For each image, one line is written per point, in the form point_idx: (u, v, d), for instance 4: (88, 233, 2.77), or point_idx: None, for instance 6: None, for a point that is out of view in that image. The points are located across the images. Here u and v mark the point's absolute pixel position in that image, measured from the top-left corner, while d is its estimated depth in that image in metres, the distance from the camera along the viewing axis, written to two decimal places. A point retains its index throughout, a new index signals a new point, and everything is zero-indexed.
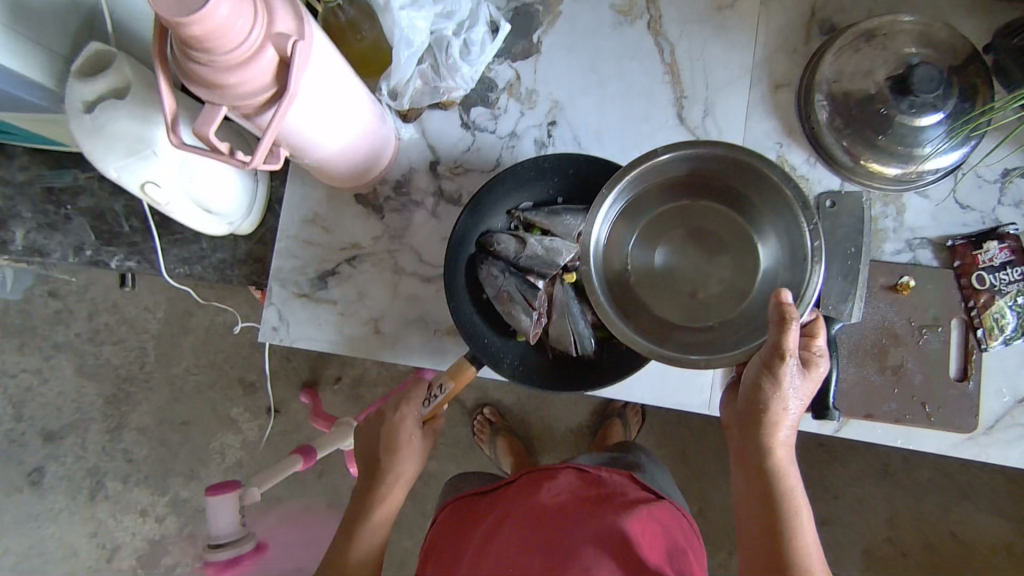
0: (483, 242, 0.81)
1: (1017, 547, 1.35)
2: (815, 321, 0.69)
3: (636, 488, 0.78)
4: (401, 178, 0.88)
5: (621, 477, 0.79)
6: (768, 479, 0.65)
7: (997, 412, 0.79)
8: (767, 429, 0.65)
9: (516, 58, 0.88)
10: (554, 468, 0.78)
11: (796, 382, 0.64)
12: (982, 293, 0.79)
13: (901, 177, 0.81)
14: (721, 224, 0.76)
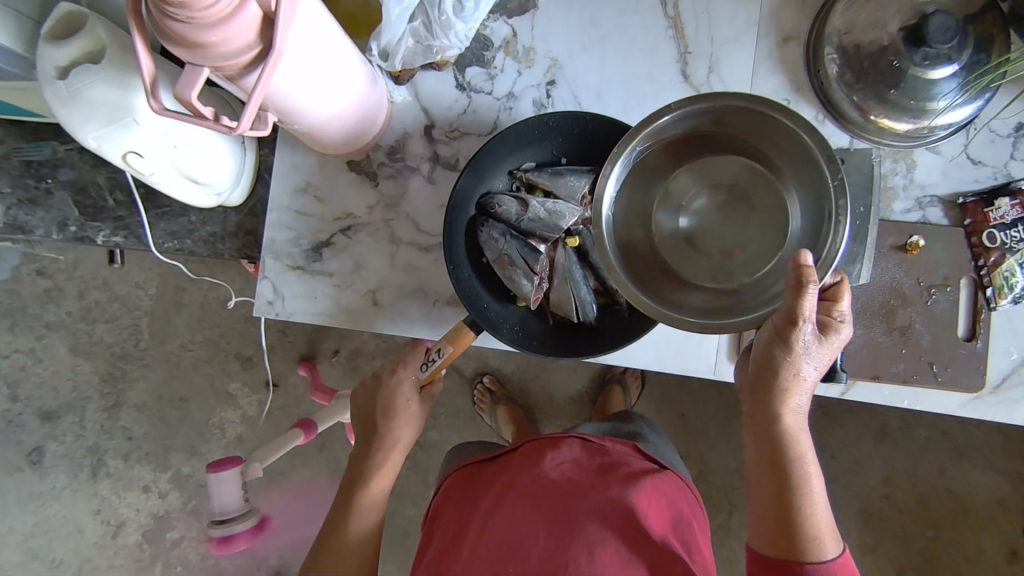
0: (483, 205, 0.79)
1: (1012, 501, 1.36)
2: (840, 283, 0.65)
3: (640, 458, 0.78)
4: (395, 143, 0.85)
5: (625, 448, 0.79)
6: (779, 445, 0.65)
7: (1005, 371, 0.78)
8: (779, 396, 0.64)
9: (512, 14, 0.83)
10: (558, 437, 0.78)
11: (812, 349, 0.62)
12: (993, 252, 0.77)
13: (912, 133, 0.78)
14: (746, 184, 0.72)
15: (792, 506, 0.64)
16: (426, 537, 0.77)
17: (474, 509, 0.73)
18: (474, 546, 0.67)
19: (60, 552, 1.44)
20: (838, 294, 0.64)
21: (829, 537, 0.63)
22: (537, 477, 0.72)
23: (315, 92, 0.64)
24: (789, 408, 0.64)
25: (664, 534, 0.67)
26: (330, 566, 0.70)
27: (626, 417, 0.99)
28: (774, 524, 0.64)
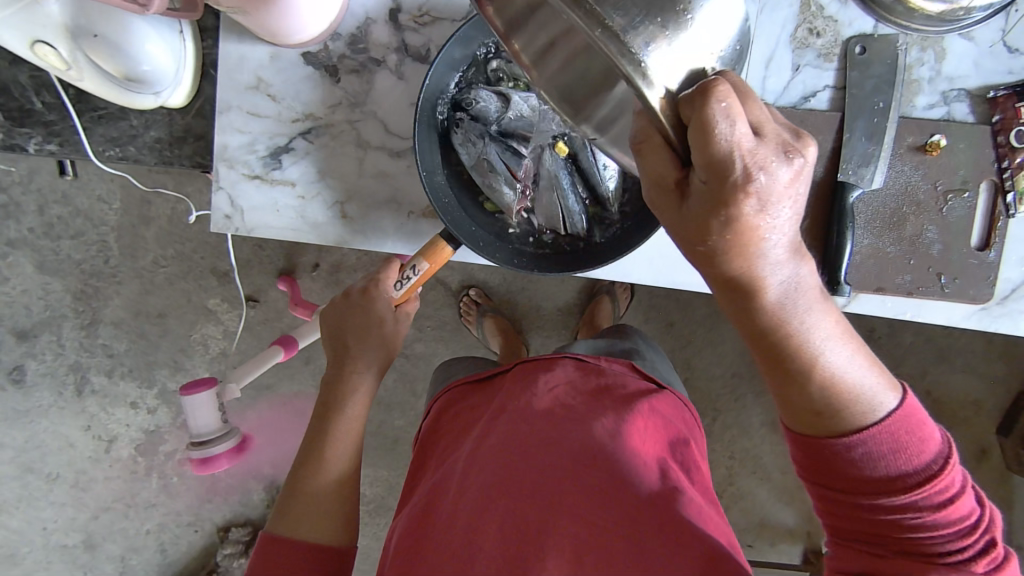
0: (460, 100, 0.69)
1: (988, 404, 1.39)
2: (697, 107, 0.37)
3: (636, 377, 0.76)
4: (356, 31, 0.73)
5: (620, 366, 0.77)
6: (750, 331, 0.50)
7: (1014, 281, 0.73)
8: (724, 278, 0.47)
9: None
10: (551, 359, 0.75)
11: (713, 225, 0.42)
12: (1018, 153, 0.71)
13: (945, 15, 0.69)
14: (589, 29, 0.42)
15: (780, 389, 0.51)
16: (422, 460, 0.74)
17: (468, 433, 0.70)
18: (461, 473, 0.64)
19: (55, 466, 1.41)
20: (696, 132, 0.38)
21: (854, 406, 0.49)
22: (518, 409, 0.68)
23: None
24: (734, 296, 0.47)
25: (659, 457, 0.66)
26: (311, 496, 0.67)
27: (623, 336, 0.94)
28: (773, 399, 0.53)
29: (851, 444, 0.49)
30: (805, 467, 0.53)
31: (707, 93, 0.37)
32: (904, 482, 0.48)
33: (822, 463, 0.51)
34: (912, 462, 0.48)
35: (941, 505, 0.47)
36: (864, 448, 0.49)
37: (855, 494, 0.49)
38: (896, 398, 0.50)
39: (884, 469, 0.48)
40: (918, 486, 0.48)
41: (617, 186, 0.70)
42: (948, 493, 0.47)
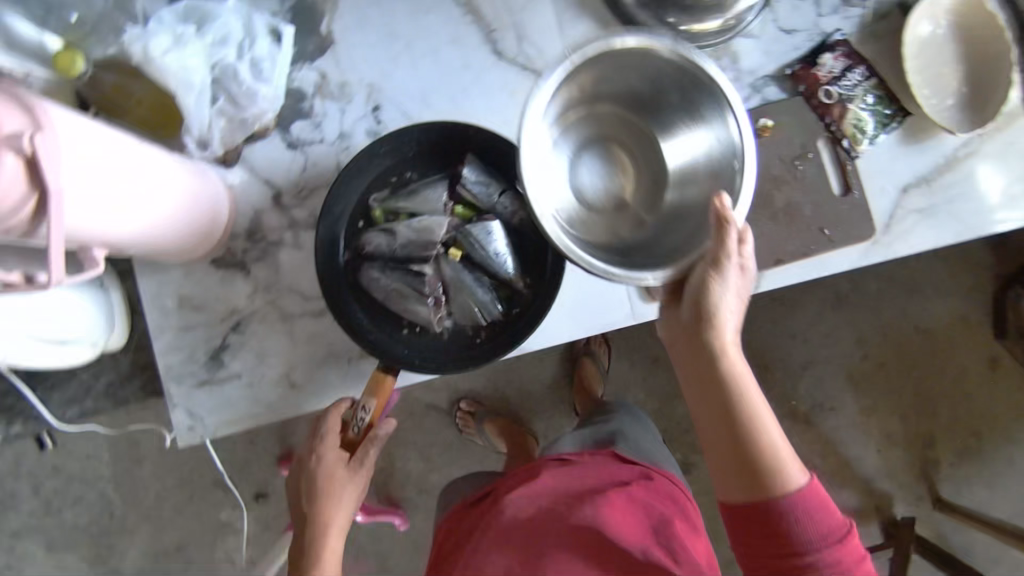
0: (354, 248, 0.77)
1: (972, 302, 1.72)
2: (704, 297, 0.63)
3: (618, 463, 0.79)
4: (250, 225, 0.82)
5: (603, 456, 0.80)
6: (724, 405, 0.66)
7: (888, 209, 0.81)
8: (708, 336, 0.64)
9: (313, 59, 0.82)
10: (535, 466, 0.80)
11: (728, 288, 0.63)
12: (834, 106, 0.80)
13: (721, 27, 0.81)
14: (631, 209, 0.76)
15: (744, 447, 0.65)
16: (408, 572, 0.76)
17: (464, 557, 0.73)
18: None
19: None
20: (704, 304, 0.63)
21: (788, 479, 0.64)
22: (507, 525, 0.73)
23: (102, 200, 0.58)
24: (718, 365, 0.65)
25: (642, 542, 0.69)
26: None
27: (606, 417, 0.97)
28: (729, 463, 0.66)
29: (789, 509, 0.63)
30: (745, 528, 0.65)
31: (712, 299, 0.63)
32: (826, 540, 0.62)
33: (766, 531, 0.64)
34: (824, 532, 0.62)
35: (853, 561, 0.62)
36: (795, 513, 0.63)
37: (788, 551, 0.63)
38: (806, 478, 0.65)
39: (811, 535, 0.62)
40: (831, 543, 0.62)
41: (515, 267, 0.77)
42: (858, 552, 0.63)
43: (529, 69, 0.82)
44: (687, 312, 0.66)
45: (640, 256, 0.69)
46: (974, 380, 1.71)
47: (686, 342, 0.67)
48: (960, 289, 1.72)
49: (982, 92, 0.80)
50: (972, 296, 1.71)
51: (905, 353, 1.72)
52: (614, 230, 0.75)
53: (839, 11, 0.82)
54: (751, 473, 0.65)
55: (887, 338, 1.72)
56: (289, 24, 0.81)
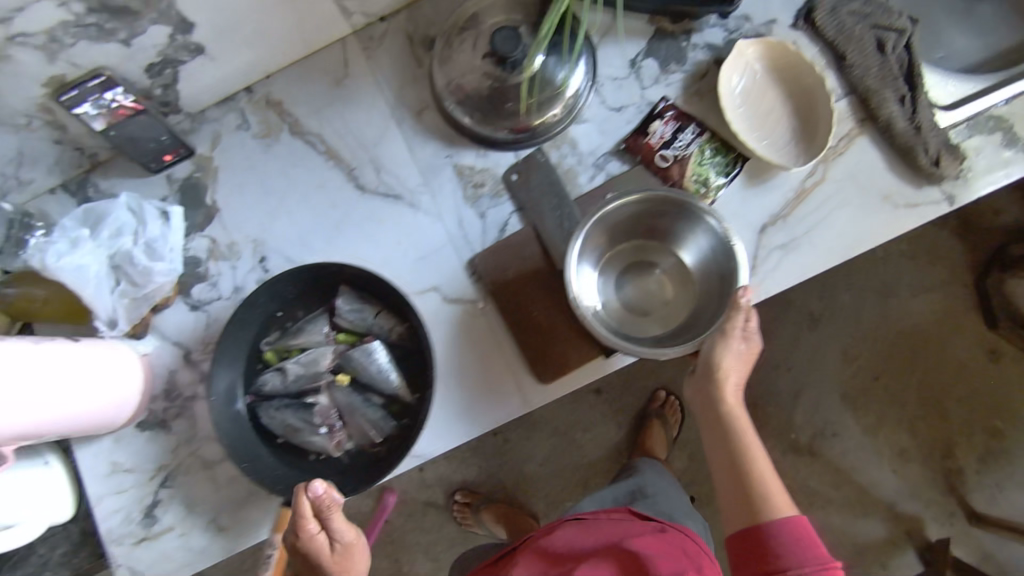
0: (254, 389, 0.83)
1: (950, 293, 1.66)
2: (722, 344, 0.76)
3: (639, 521, 0.83)
4: (167, 384, 0.89)
5: (622, 515, 0.84)
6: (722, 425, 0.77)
7: (748, 253, 0.83)
8: (718, 402, 0.77)
9: (203, 227, 0.91)
10: (560, 523, 0.83)
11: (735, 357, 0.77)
12: (671, 168, 0.84)
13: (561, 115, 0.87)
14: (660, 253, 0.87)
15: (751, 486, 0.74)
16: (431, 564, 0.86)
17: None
18: None
19: None
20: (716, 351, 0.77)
21: (781, 511, 0.72)
22: (547, 551, 0.78)
23: (11, 403, 0.65)
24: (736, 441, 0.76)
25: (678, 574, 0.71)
26: None
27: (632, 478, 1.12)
28: (734, 490, 0.75)
29: (777, 531, 0.70)
30: (739, 543, 0.72)
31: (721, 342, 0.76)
32: (807, 561, 0.68)
33: (754, 542, 0.71)
34: (813, 555, 0.68)
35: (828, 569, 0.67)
36: (779, 536, 0.70)
37: (769, 556, 0.69)
38: (792, 510, 0.72)
39: (796, 558, 0.68)
40: (817, 562, 0.67)
41: (398, 382, 0.82)
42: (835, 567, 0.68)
43: (391, 196, 0.89)
44: (731, 345, 0.75)
45: (688, 338, 0.83)
46: (977, 374, 1.64)
47: (697, 378, 0.79)
48: (937, 280, 1.66)
49: (809, 122, 0.84)
50: (951, 286, 1.66)
51: (902, 359, 1.66)
52: (677, 311, 0.88)
53: (660, 81, 0.88)
54: (749, 497, 0.74)
55: (874, 346, 1.66)
56: (177, 204, 0.91)
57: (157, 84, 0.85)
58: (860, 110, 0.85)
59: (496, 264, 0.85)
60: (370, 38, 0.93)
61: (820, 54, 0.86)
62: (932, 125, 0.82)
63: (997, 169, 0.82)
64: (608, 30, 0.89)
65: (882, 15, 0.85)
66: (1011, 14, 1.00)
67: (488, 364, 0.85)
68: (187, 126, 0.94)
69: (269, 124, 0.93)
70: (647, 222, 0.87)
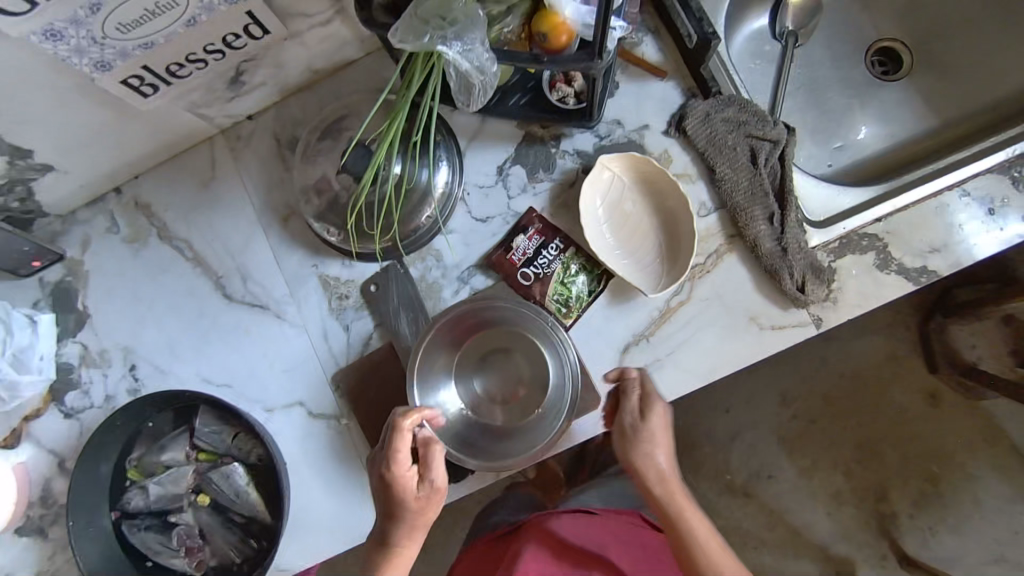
0: (120, 507, 0.83)
1: (902, 351, 1.45)
2: (651, 413, 0.73)
3: (647, 529, 0.98)
4: (42, 491, 0.88)
5: (633, 519, 0.99)
6: (661, 502, 0.74)
7: (612, 373, 0.81)
8: (651, 478, 0.74)
9: (75, 332, 0.90)
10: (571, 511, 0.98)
11: (660, 434, 0.73)
12: (534, 286, 0.82)
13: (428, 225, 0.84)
14: (509, 345, 0.81)
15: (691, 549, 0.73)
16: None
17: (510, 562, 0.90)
18: None
19: None
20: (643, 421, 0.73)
21: (736, 573, 0.72)
22: (555, 536, 0.93)
23: None
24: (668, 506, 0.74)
25: None
26: None
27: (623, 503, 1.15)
28: (680, 556, 0.73)
29: None
30: None
31: (648, 412, 0.73)
32: None
33: None
34: None
35: None
36: None
37: None
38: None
39: None
40: None
41: (257, 501, 0.82)
42: None
43: (257, 306, 0.88)
44: (641, 438, 0.73)
45: (528, 439, 0.78)
46: (916, 419, 1.43)
47: (628, 456, 0.74)
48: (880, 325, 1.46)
49: (675, 237, 0.81)
50: (893, 330, 1.45)
51: (843, 409, 1.45)
52: (537, 374, 0.80)
53: (528, 190, 0.85)
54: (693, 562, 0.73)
55: (812, 392, 1.45)
56: (48, 310, 0.90)
57: (11, 199, 0.84)
58: (731, 225, 0.81)
59: (359, 381, 0.85)
60: (237, 138, 0.90)
61: (690, 165, 0.82)
62: (799, 246, 0.79)
63: (868, 290, 0.79)
64: (477, 134, 0.86)
65: (755, 124, 0.81)
66: (917, 101, 0.96)
67: (354, 477, 0.85)
68: (58, 228, 0.92)
69: (138, 228, 0.91)
70: (467, 313, 0.80)
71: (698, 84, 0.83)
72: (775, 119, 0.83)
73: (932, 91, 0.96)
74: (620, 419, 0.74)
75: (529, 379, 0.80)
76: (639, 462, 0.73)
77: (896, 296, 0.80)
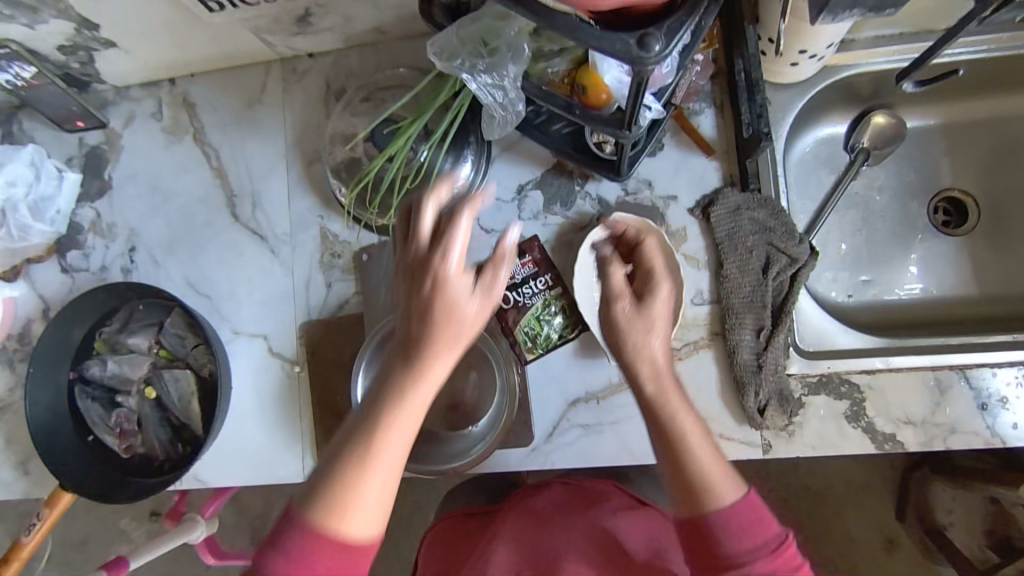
0: (78, 370, 0.88)
1: (875, 485, 1.39)
2: (655, 290, 0.61)
3: (623, 494, 0.85)
4: (22, 330, 0.95)
5: (608, 485, 0.87)
6: (651, 411, 0.59)
7: (552, 419, 0.82)
8: (642, 373, 0.59)
9: (94, 199, 0.96)
10: (541, 484, 0.88)
11: (652, 314, 0.60)
12: (509, 311, 0.83)
13: None
14: (463, 353, 0.82)
15: (681, 468, 0.57)
16: (293, 553, 0.50)
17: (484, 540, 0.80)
18: None
19: None
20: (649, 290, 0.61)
21: (728, 486, 0.57)
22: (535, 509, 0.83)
23: None
24: (654, 411, 0.58)
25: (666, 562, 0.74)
26: None
27: None
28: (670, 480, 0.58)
29: (722, 520, 0.56)
30: (693, 553, 0.58)
31: (654, 287, 0.61)
32: (764, 553, 0.56)
33: (704, 550, 0.57)
34: (761, 546, 0.56)
35: (794, 567, 0.57)
36: (720, 522, 0.56)
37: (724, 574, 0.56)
38: (741, 491, 0.57)
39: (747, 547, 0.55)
40: (778, 557, 0.56)
41: (196, 412, 0.88)
42: (795, 559, 0.57)
43: (256, 234, 0.91)
44: (635, 321, 0.60)
45: (454, 448, 0.79)
46: (861, 557, 1.39)
47: (614, 343, 0.61)
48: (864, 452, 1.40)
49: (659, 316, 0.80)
50: (873, 462, 1.39)
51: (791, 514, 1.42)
52: (479, 399, 0.81)
53: (538, 217, 0.85)
54: (683, 484, 0.57)
55: (769, 492, 1.42)
56: (76, 170, 0.95)
57: (73, 61, 0.88)
58: (718, 323, 0.80)
59: (322, 338, 0.88)
60: (293, 71, 0.92)
61: (702, 250, 0.81)
62: (775, 369, 0.77)
63: (827, 436, 0.77)
64: (509, 146, 0.86)
65: (781, 235, 0.79)
66: (965, 263, 0.91)
67: (287, 423, 0.88)
68: (109, 97, 0.96)
69: (178, 123, 0.94)
70: None
71: (740, 174, 0.81)
72: (803, 237, 0.80)
73: (984, 258, 0.91)
74: (614, 303, 0.61)
75: (477, 388, 0.81)
76: (630, 347, 0.59)
77: (856, 452, 0.77)
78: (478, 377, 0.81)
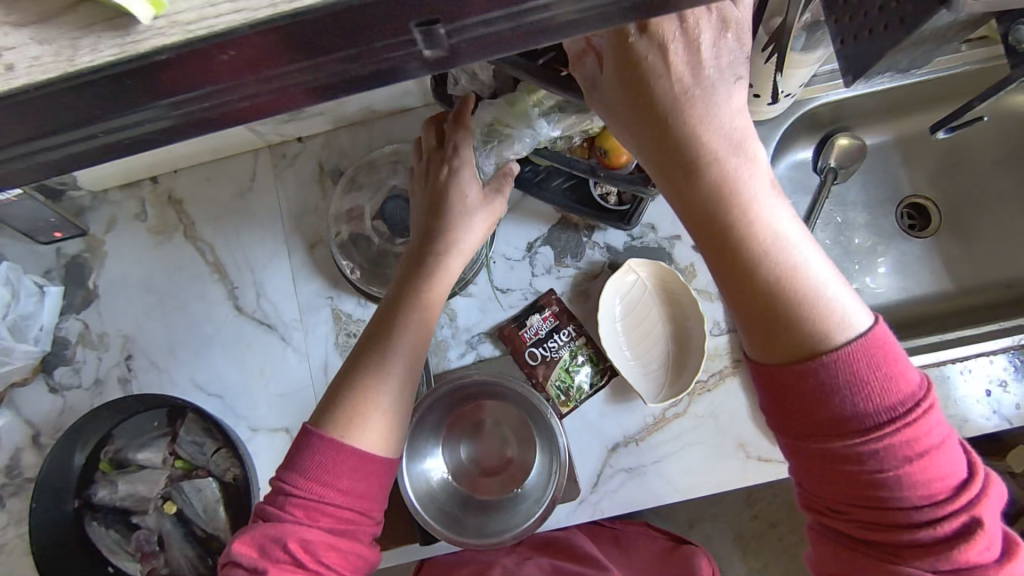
0: (84, 496, 0.82)
1: None
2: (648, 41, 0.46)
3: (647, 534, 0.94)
4: (9, 461, 0.87)
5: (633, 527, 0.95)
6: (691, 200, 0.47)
7: (596, 468, 0.82)
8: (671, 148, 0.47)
9: (79, 310, 0.91)
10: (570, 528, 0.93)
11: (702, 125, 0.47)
12: (538, 367, 0.83)
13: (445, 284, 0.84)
14: (494, 416, 0.83)
15: (762, 297, 0.47)
16: (302, 499, 0.54)
17: None
18: None
19: None
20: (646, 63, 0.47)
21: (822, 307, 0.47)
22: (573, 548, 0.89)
23: None
24: (694, 182, 0.47)
25: None
26: None
27: None
28: (759, 334, 0.48)
29: (831, 368, 0.46)
30: (778, 400, 0.48)
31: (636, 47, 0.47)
32: (890, 416, 0.46)
33: (810, 414, 0.47)
34: (882, 402, 0.46)
35: (920, 440, 0.46)
36: (829, 375, 0.46)
37: (834, 441, 0.46)
38: (862, 326, 0.47)
39: (866, 405, 0.46)
40: (904, 424, 0.46)
41: (223, 521, 0.82)
42: (928, 429, 0.46)
43: (264, 325, 0.89)
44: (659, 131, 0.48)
45: (511, 514, 0.79)
46: None
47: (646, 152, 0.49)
48: None
49: (683, 351, 0.82)
50: None
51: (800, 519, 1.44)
52: (523, 457, 0.82)
53: (551, 271, 0.86)
54: (763, 311, 0.47)
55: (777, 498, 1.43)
56: (58, 283, 0.90)
57: None
58: (739, 350, 0.83)
59: None
60: (283, 156, 0.92)
61: (713, 284, 0.85)
62: None
63: None
64: (512, 206, 0.88)
65: None
66: (937, 261, 0.99)
67: None
68: (86, 203, 0.93)
69: (165, 221, 0.92)
70: (459, 390, 0.81)
71: None
72: None
73: (952, 255, 0.99)
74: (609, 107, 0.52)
75: (517, 447, 0.82)
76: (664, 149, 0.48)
77: None
78: (514, 436, 0.83)
